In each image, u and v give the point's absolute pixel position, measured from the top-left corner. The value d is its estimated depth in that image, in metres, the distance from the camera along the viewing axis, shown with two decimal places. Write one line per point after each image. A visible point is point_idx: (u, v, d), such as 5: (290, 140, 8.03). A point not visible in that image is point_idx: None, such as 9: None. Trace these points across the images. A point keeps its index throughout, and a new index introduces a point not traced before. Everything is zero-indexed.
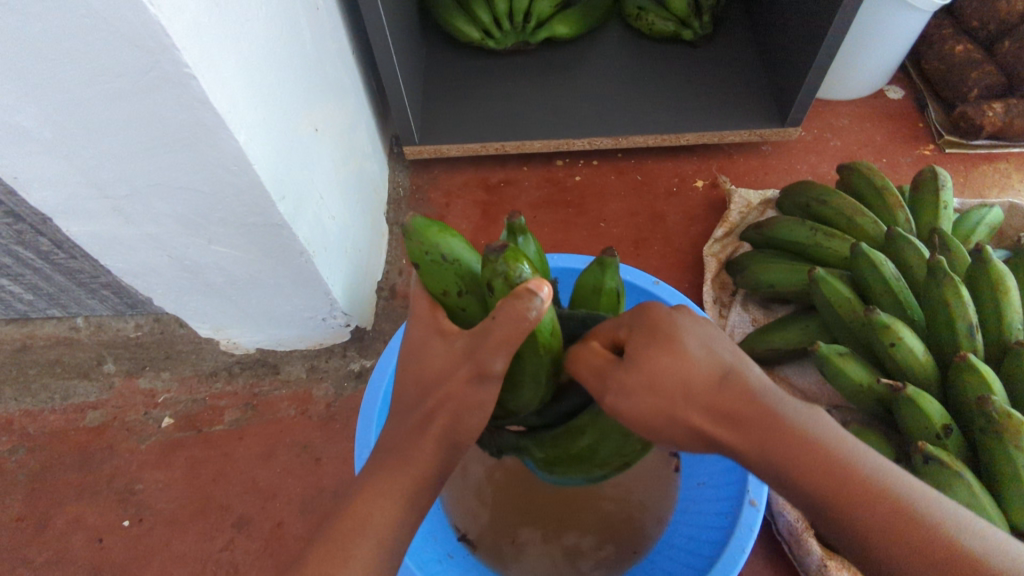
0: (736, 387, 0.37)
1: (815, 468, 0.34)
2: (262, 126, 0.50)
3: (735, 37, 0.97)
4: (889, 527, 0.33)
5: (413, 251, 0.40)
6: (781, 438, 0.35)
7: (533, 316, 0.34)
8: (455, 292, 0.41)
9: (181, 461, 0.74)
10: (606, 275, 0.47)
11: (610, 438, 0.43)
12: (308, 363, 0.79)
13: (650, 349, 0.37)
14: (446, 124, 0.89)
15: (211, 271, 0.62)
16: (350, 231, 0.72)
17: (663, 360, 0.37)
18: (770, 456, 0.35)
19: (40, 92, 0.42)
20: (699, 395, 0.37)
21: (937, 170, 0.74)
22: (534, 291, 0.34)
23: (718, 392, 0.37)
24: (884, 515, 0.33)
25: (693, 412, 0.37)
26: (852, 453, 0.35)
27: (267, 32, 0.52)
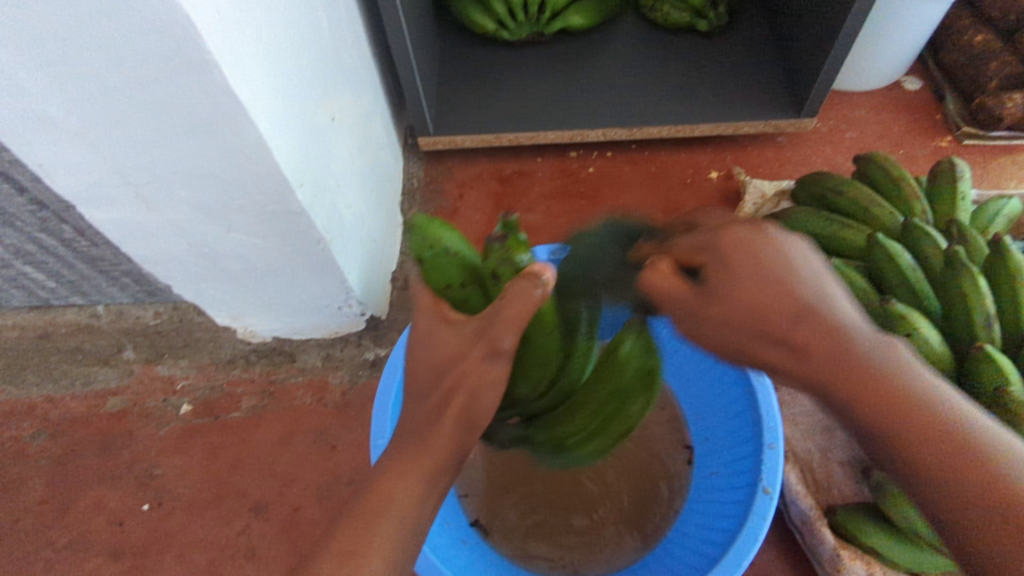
0: (810, 317, 0.40)
1: (873, 393, 0.38)
2: (282, 115, 0.51)
3: (751, 27, 0.96)
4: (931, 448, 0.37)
5: (414, 245, 0.41)
6: (840, 364, 0.39)
7: (540, 294, 0.37)
8: (457, 284, 0.42)
9: (200, 447, 0.75)
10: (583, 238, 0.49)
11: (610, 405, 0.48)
12: (323, 351, 0.80)
13: (734, 279, 0.41)
14: (460, 115, 0.90)
15: (229, 258, 0.63)
16: (366, 220, 0.73)
17: (743, 290, 0.41)
18: (829, 379, 0.40)
19: (69, 80, 0.43)
20: (772, 327, 0.41)
21: (955, 161, 0.73)
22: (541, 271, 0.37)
23: (792, 321, 0.40)
24: (939, 457, 0.37)
25: (763, 349, 0.42)
26: (914, 398, 0.38)
27: (287, 21, 0.52)
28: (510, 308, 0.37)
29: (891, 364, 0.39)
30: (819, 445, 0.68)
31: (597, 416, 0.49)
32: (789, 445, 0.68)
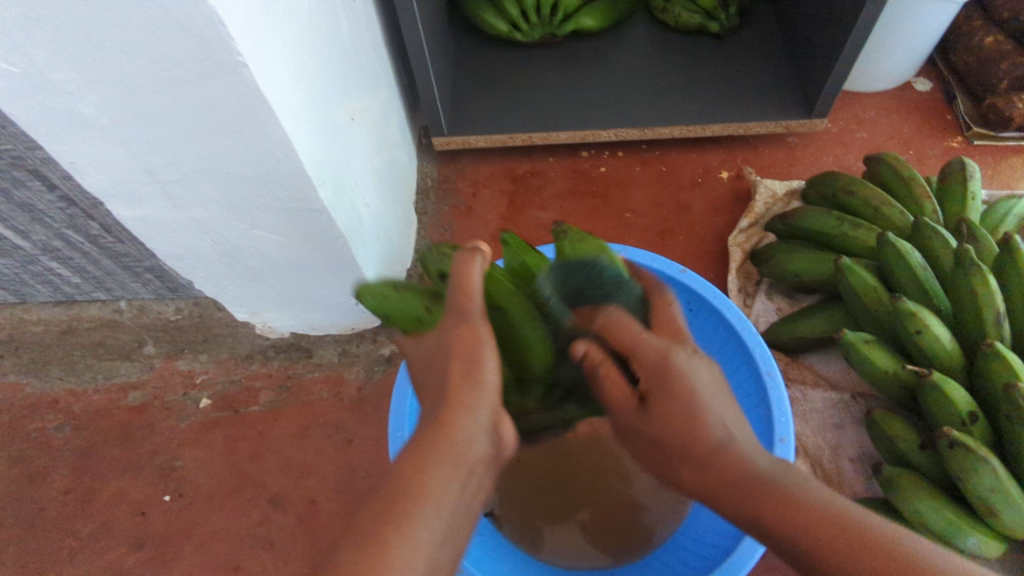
0: (699, 446, 0.41)
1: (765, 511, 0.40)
2: (306, 115, 0.52)
3: (762, 28, 0.97)
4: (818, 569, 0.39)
5: (372, 295, 0.48)
6: (737, 495, 0.41)
7: (479, 259, 0.42)
8: (422, 310, 0.47)
9: (219, 440, 0.77)
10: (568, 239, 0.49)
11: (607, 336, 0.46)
12: (339, 347, 0.81)
13: (664, 399, 0.41)
14: (474, 116, 0.91)
15: (251, 255, 0.65)
16: (382, 219, 0.74)
17: (659, 424, 0.41)
18: (730, 499, 0.41)
19: (103, 80, 0.44)
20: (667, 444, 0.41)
21: (965, 161, 0.74)
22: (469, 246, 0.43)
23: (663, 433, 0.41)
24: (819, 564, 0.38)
25: (672, 471, 0.43)
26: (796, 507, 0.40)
27: (311, 24, 0.54)
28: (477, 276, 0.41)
29: (777, 486, 0.41)
30: (828, 440, 0.69)
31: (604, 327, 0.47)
32: (799, 441, 0.69)
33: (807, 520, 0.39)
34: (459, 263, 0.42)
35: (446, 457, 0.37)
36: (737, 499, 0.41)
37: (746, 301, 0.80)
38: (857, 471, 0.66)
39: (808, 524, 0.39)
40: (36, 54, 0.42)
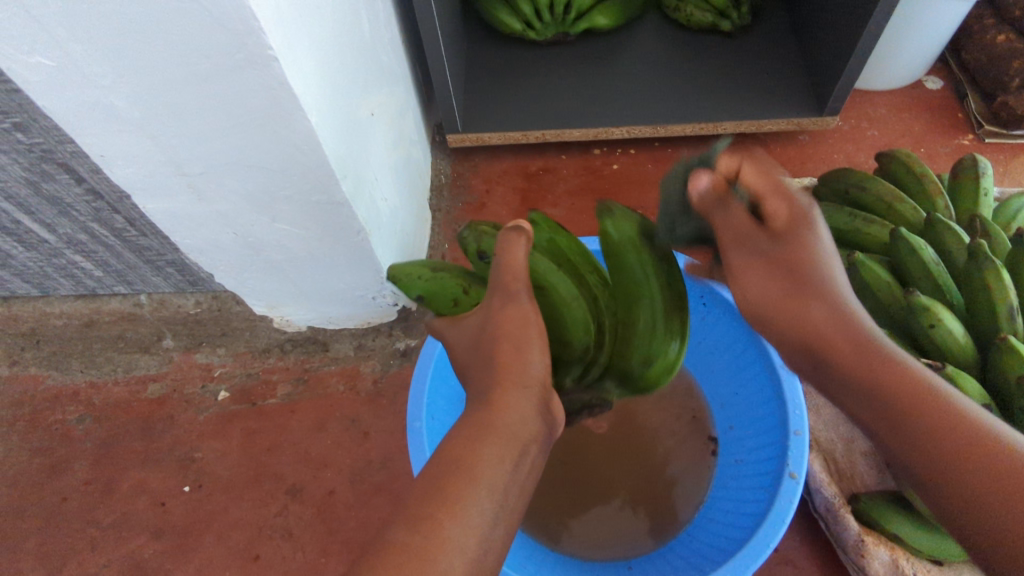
0: (807, 280, 0.41)
1: (862, 364, 0.40)
2: (329, 109, 0.54)
3: (774, 27, 0.97)
4: (906, 420, 0.38)
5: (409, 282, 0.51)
6: (839, 353, 0.40)
7: (525, 237, 0.42)
8: (461, 293, 0.50)
9: (237, 432, 0.78)
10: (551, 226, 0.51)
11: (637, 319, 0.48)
12: (355, 341, 0.83)
13: (792, 229, 0.42)
14: (488, 113, 0.92)
15: (272, 248, 0.66)
16: (399, 213, 0.75)
17: (777, 237, 0.42)
18: (834, 358, 0.41)
19: (136, 74, 0.45)
20: (775, 266, 0.42)
21: (977, 157, 0.74)
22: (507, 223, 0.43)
23: (784, 275, 0.42)
24: (910, 416, 0.38)
25: (767, 290, 0.42)
26: (907, 373, 0.39)
27: (334, 20, 0.55)
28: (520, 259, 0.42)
29: (873, 340, 0.40)
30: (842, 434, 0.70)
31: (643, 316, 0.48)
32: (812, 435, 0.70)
33: (892, 371, 0.39)
34: (504, 244, 0.42)
35: (495, 436, 0.38)
36: (845, 354, 0.40)
37: None
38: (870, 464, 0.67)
39: (896, 375, 0.39)
40: (72, 48, 0.44)
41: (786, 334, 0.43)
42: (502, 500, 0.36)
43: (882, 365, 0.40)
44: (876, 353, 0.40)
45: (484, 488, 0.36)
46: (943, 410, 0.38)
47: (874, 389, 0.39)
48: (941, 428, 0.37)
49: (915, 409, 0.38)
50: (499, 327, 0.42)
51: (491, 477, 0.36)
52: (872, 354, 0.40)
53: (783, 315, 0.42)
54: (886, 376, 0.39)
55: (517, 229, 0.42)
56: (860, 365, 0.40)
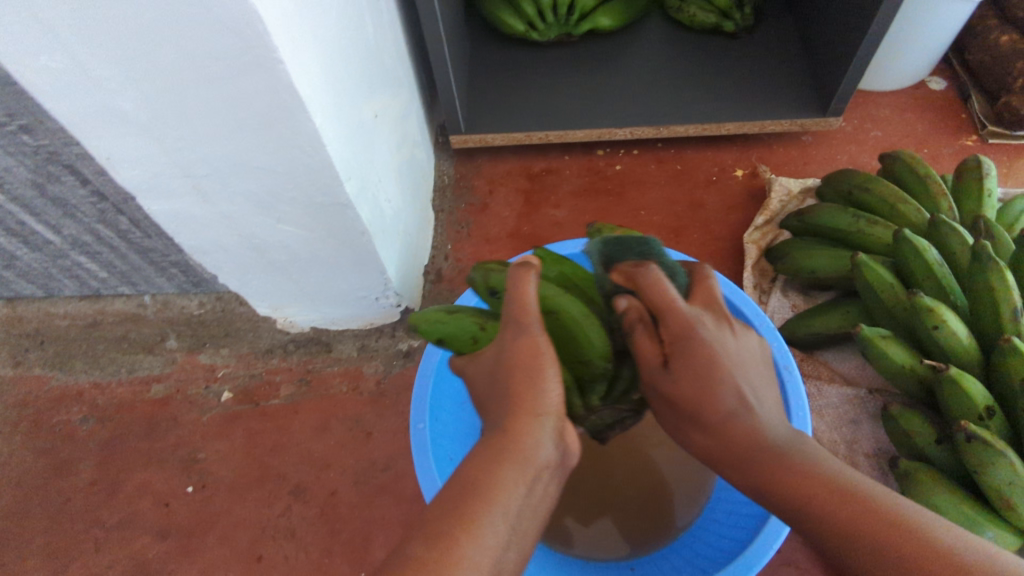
0: (743, 431, 0.40)
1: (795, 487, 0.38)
2: (334, 111, 0.54)
3: (777, 28, 0.97)
4: (839, 522, 0.36)
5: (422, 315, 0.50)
6: (753, 449, 0.39)
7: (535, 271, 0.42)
8: (475, 330, 0.50)
9: (241, 432, 0.78)
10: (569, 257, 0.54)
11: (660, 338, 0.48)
12: (358, 342, 0.83)
13: (694, 363, 0.39)
14: (491, 114, 0.92)
15: (276, 249, 0.66)
16: (403, 215, 0.75)
17: (693, 389, 0.40)
18: (742, 459, 0.39)
19: (143, 77, 0.45)
20: (709, 415, 0.40)
21: (981, 158, 0.74)
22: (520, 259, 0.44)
23: (724, 437, 0.40)
24: (837, 518, 0.36)
25: (695, 442, 0.42)
26: (818, 467, 0.38)
27: (339, 24, 0.55)
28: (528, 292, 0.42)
29: (812, 460, 0.39)
30: (845, 435, 0.70)
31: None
32: (815, 436, 0.70)
33: (818, 480, 0.37)
34: (514, 279, 0.42)
35: (511, 461, 0.38)
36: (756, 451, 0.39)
37: (762, 298, 0.80)
38: (874, 465, 0.67)
39: (821, 485, 0.37)
40: (79, 51, 0.44)
41: (683, 399, 0.40)
42: (502, 506, 0.37)
43: (745, 445, 0.40)
44: (806, 477, 0.38)
45: (499, 514, 0.36)
46: (827, 479, 0.38)
47: (796, 502, 0.38)
48: (898, 550, 0.34)
49: (846, 508, 0.36)
50: (513, 357, 0.41)
51: (507, 500, 0.37)
52: (806, 481, 0.37)
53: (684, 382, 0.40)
54: (765, 458, 0.39)
55: (525, 265, 0.42)
56: (720, 439, 0.40)
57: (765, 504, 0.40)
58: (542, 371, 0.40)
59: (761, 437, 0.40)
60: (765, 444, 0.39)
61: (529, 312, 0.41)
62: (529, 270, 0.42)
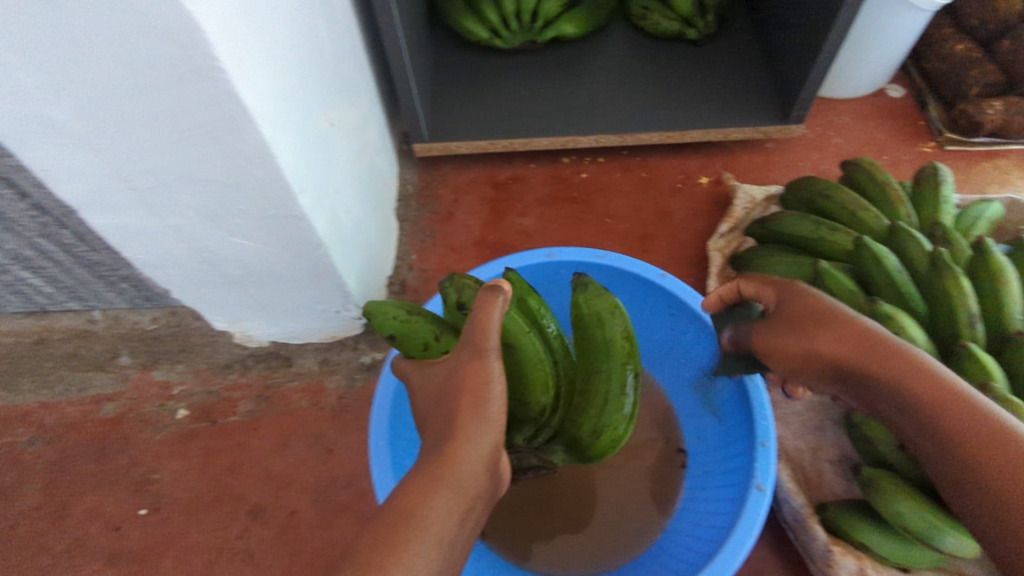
0: (866, 340, 0.49)
1: (893, 372, 0.46)
2: (285, 121, 0.52)
3: (740, 35, 0.98)
4: (909, 393, 0.46)
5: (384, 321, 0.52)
6: (893, 360, 0.47)
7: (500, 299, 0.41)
8: (432, 338, 0.50)
9: (197, 451, 0.76)
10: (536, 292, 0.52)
11: (602, 381, 0.49)
12: (320, 356, 0.81)
13: (800, 306, 0.53)
14: (455, 123, 0.91)
15: (229, 262, 0.64)
16: (363, 225, 0.74)
17: (801, 316, 0.52)
18: (869, 370, 0.48)
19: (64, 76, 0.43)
20: (840, 339, 0.50)
21: (937, 166, 0.76)
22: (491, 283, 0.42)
23: (841, 345, 0.49)
24: (948, 406, 0.44)
25: (804, 346, 0.51)
26: (922, 371, 0.46)
27: (290, 31, 0.53)
28: (487, 320, 0.41)
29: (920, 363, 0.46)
30: (809, 442, 0.70)
31: (605, 387, 0.49)
32: (780, 444, 0.70)
33: (921, 377, 0.46)
34: (481, 303, 0.41)
35: (447, 485, 0.37)
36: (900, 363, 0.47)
37: None
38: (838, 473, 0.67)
39: (921, 379, 0.46)
40: (6, 58, 0.41)
41: (808, 331, 0.51)
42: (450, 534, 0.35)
43: (885, 350, 0.47)
44: (919, 374, 0.46)
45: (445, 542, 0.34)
46: (938, 386, 0.45)
47: (913, 399, 0.45)
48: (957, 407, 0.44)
49: (951, 396, 0.44)
50: (461, 381, 0.41)
51: (438, 529, 0.35)
52: (924, 378, 0.45)
53: (799, 327, 0.52)
54: (906, 370, 0.46)
55: (494, 289, 0.41)
56: (851, 341, 0.49)
57: (898, 417, 0.46)
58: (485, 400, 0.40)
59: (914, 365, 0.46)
60: (878, 352, 0.48)
61: (489, 337, 0.41)
62: (497, 293, 0.41)
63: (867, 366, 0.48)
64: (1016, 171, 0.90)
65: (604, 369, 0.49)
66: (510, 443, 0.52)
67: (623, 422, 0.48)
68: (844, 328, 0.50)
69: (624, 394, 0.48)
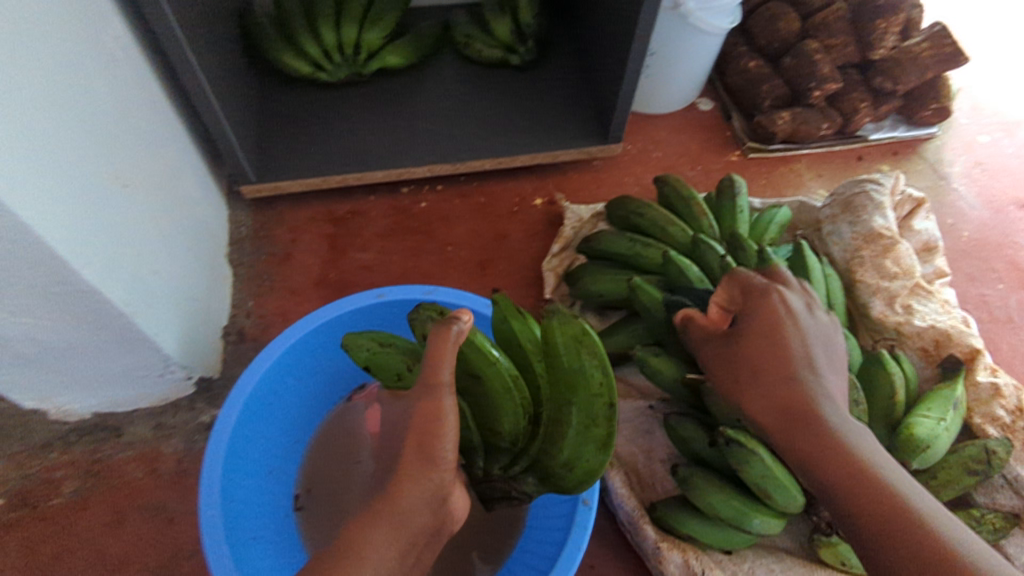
0: (806, 402, 0.50)
1: (822, 450, 0.47)
2: (54, 195, 0.49)
3: (561, 59, 1.02)
4: (831, 461, 0.47)
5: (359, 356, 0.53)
6: (815, 430, 0.48)
7: (455, 331, 0.39)
8: (404, 369, 0.51)
9: (15, 544, 0.69)
10: (508, 312, 0.47)
11: (573, 414, 0.45)
12: (152, 421, 0.76)
13: (760, 338, 0.53)
14: (284, 162, 0.89)
15: (20, 342, 0.59)
16: (181, 282, 0.71)
17: (764, 343, 0.53)
18: (793, 440, 0.49)
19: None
20: (779, 395, 0.51)
21: (733, 179, 0.84)
22: (455, 315, 0.40)
23: (781, 400, 0.51)
24: (852, 478, 0.45)
25: (750, 401, 0.52)
26: (851, 448, 0.47)
27: (51, 98, 0.51)
28: (438, 355, 0.39)
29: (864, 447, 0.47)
30: (640, 446, 0.75)
31: (574, 419, 0.45)
32: (615, 451, 0.75)
33: (849, 455, 0.46)
34: (433, 338, 0.39)
35: None
36: (816, 436, 0.48)
37: None
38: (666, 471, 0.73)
39: (848, 457, 0.46)
40: None
41: (750, 362, 0.53)
42: None
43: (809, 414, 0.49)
44: (851, 454, 0.46)
45: None
46: (874, 488, 0.44)
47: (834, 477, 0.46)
48: (890, 498, 0.44)
49: (859, 474, 0.45)
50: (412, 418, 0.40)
51: (373, 564, 0.37)
52: (847, 458, 0.46)
53: (750, 354, 0.53)
54: (821, 444, 0.47)
55: (447, 320, 0.39)
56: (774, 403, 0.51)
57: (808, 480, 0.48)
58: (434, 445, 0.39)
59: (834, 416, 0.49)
60: (794, 395, 0.50)
61: (439, 377, 0.39)
62: (453, 324, 0.39)
63: (786, 405, 0.50)
64: (807, 174, 1.02)
65: (575, 399, 0.45)
66: (484, 472, 0.51)
67: (595, 453, 0.46)
68: (777, 359, 0.52)
69: (601, 428, 0.45)
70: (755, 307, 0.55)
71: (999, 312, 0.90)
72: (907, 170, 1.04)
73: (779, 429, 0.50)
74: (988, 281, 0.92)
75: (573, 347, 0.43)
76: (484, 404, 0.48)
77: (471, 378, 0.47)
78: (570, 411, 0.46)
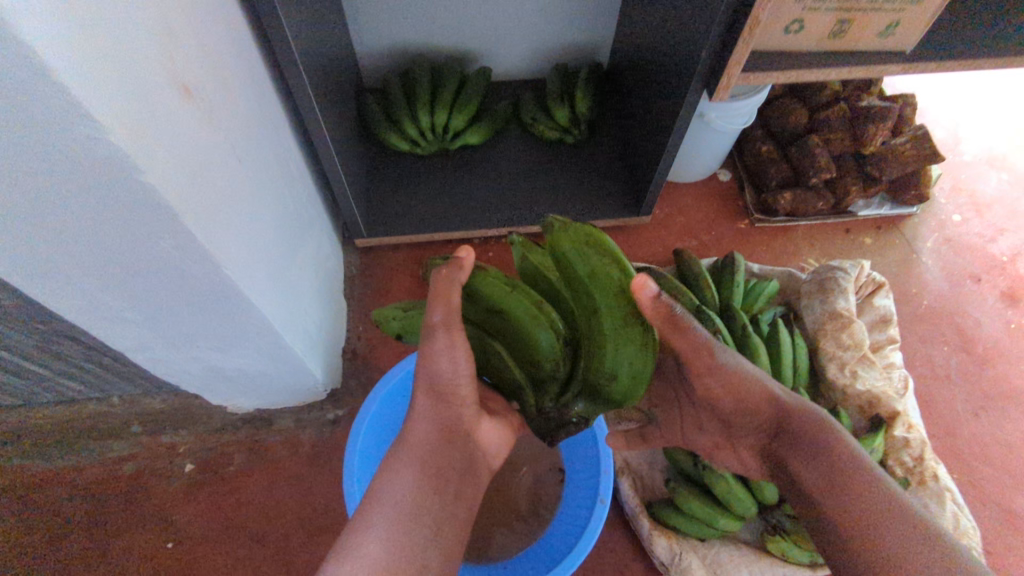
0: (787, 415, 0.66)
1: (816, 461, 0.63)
2: (274, 293, 0.78)
3: (606, 138, 1.26)
4: (824, 467, 0.63)
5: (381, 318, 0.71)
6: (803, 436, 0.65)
7: (458, 260, 0.59)
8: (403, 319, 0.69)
9: (206, 495, 1.01)
10: (523, 247, 0.63)
11: (605, 322, 0.56)
12: (294, 416, 1.07)
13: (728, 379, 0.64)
14: (388, 220, 1.16)
15: (232, 371, 0.88)
16: (323, 324, 1.00)
17: (732, 385, 0.64)
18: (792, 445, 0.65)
19: (130, 287, 0.64)
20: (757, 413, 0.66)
21: (734, 258, 1.09)
22: (456, 252, 0.60)
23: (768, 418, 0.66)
24: (843, 483, 0.61)
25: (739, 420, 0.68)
26: (832, 447, 0.63)
27: (271, 228, 0.79)
28: (444, 286, 0.58)
29: (840, 445, 0.63)
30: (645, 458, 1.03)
31: (605, 323, 0.56)
32: (626, 461, 1.02)
33: (834, 457, 0.63)
34: (439, 278, 0.58)
35: None
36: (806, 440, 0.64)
37: None
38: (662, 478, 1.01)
39: (835, 458, 0.63)
40: (108, 299, 0.65)
41: (744, 410, 0.66)
42: None
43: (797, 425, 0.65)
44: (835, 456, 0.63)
45: None
46: (869, 485, 0.61)
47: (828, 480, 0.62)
48: (874, 493, 0.60)
49: (848, 474, 0.61)
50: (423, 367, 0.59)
51: (385, 498, 0.52)
52: (834, 460, 0.62)
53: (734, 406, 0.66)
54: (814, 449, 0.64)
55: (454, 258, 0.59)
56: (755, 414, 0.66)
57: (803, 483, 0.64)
58: (446, 383, 0.58)
59: (809, 417, 0.66)
60: (784, 420, 0.66)
61: (447, 307, 0.57)
62: (455, 262, 0.59)
63: (782, 418, 0.66)
64: (801, 243, 1.25)
65: (598, 298, 0.55)
66: (538, 407, 0.65)
67: (633, 352, 0.56)
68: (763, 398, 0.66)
69: (632, 327, 0.56)
70: (721, 372, 0.63)
71: (941, 370, 1.13)
72: (885, 243, 1.26)
73: (774, 439, 0.67)
74: (937, 343, 1.16)
75: (573, 249, 0.54)
76: (520, 332, 0.61)
77: (498, 315, 0.62)
78: (603, 323, 0.56)
